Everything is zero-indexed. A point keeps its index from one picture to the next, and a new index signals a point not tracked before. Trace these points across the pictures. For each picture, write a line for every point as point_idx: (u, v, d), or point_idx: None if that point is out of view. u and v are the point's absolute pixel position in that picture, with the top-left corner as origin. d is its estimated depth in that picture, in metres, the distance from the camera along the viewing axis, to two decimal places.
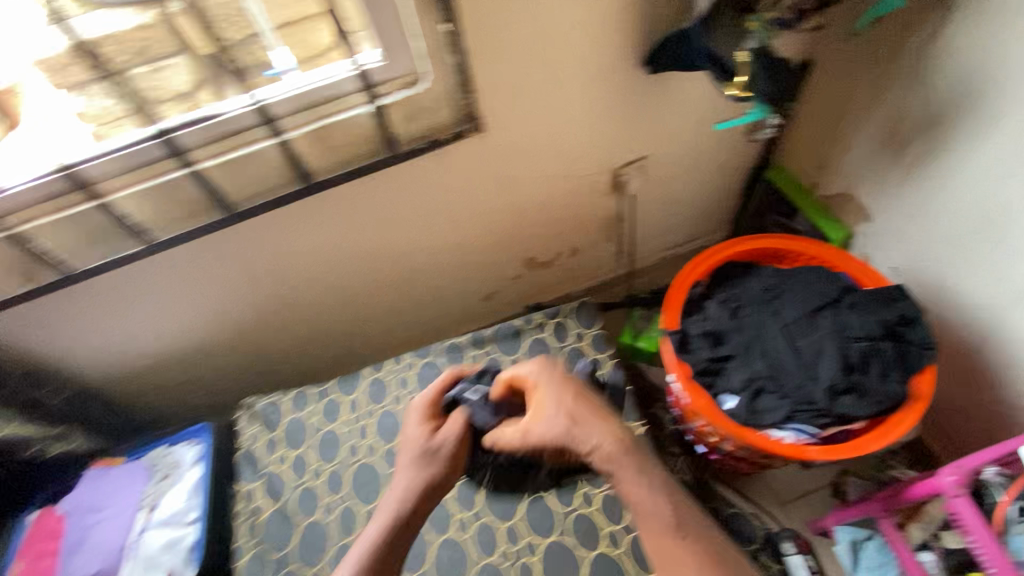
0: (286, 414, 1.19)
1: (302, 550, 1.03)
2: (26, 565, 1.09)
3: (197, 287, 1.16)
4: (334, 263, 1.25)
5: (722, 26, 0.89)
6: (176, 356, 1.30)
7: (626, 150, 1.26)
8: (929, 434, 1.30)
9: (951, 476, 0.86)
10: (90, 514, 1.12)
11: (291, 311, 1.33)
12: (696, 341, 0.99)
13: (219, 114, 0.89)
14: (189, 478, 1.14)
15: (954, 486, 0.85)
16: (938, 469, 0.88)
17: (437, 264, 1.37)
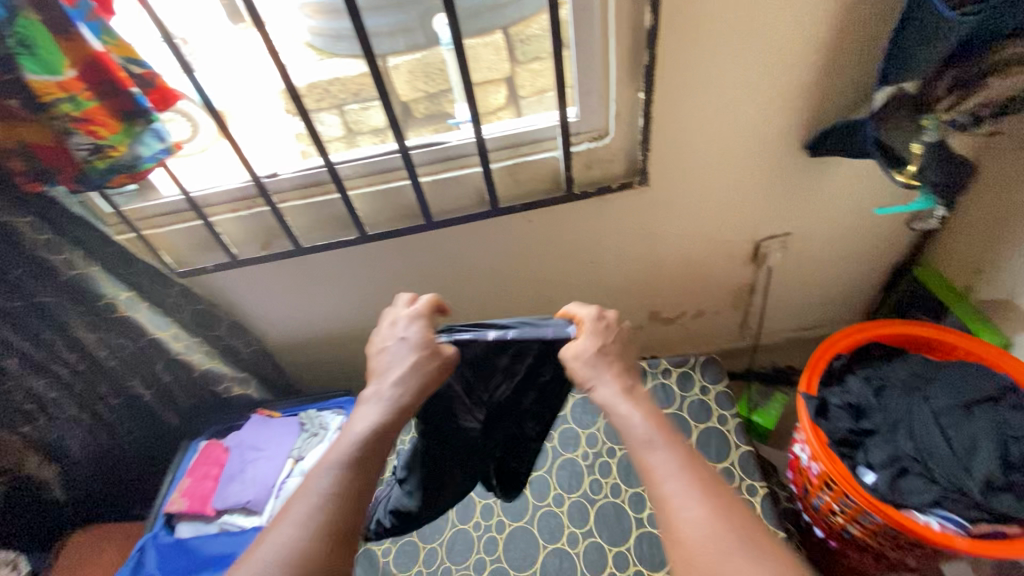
0: None
1: (422, 525, 1.12)
2: (192, 482, 1.28)
3: (376, 280, 1.38)
4: (487, 281, 1.42)
5: (896, 121, 0.97)
6: (338, 336, 1.52)
7: (772, 223, 1.34)
8: None
9: None
10: (250, 451, 1.31)
11: (438, 317, 1.51)
12: (835, 411, 1.00)
13: (446, 142, 1.12)
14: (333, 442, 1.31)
15: None
16: None
17: (570, 300, 1.50)
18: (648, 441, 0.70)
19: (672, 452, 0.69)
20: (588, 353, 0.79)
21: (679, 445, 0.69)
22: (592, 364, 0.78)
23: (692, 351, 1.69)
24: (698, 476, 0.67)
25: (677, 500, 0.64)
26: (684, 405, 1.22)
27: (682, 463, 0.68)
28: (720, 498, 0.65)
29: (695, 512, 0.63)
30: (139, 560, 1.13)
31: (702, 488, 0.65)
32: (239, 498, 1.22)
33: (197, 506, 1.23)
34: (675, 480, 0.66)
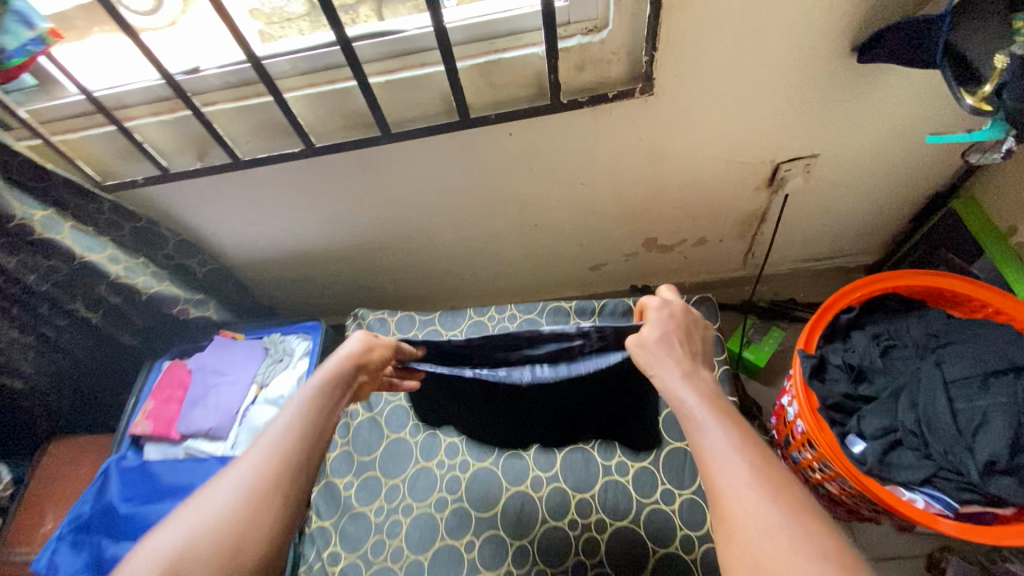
0: (390, 334, 1.24)
1: (386, 460, 1.09)
2: (156, 405, 1.24)
3: (336, 198, 1.22)
4: (462, 201, 1.25)
5: (980, 21, 0.74)
6: (305, 256, 1.41)
7: (797, 144, 1.14)
8: None
9: None
10: (213, 376, 1.26)
11: (411, 238, 1.37)
12: (833, 372, 0.89)
13: (399, 32, 0.89)
14: (298, 368, 1.25)
15: None
16: None
17: (557, 225, 1.35)
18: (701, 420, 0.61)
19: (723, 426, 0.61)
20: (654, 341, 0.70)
21: (736, 421, 0.61)
22: (658, 351, 0.69)
23: (688, 280, 1.57)
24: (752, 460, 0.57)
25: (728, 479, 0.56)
26: None
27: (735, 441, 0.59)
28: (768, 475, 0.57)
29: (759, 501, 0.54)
30: (103, 482, 1.14)
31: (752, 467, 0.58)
32: (202, 424, 1.20)
33: (163, 429, 1.21)
34: (730, 464, 0.57)
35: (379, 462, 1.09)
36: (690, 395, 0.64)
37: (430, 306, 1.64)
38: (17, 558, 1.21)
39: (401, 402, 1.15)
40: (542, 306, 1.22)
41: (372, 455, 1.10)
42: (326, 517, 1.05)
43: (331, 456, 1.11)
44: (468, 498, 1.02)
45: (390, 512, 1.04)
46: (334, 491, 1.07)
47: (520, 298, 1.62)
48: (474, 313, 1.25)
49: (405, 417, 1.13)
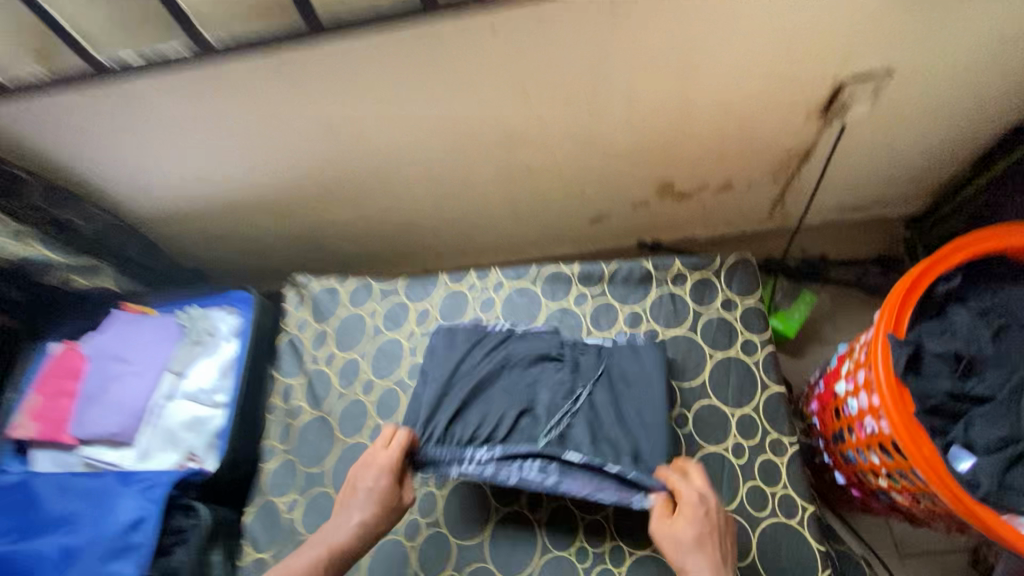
0: (341, 308, 0.97)
1: (339, 473, 0.85)
2: (44, 402, 0.97)
3: (259, 127, 0.91)
4: (430, 134, 0.96)
5: None
6: (228, 206, 1.10)
7: (867, 54, 0.87)
8: None
9: None
10: (115, 364, 0.98)
11: (366, 185, 1.07)
12: (932, 364, 0.68)
13: None
14: (223, 353, 0.98)
15: None
16: None
17: (551, 167, 1.07)
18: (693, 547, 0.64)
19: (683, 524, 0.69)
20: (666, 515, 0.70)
21: None
22: (685, 554, 0.65)
23: (703, 234, 1.32)
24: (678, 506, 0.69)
25: None
26: (700, 324, 0.88)
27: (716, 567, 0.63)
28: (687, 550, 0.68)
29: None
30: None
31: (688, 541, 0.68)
32: (100, 428, 0.92)
33: (51, 433, 0.94)
34: None
35: (330, 476, 0.85)
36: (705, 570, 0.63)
37: (394, 271, 1.36)
38: None
39: (358, 396, 0.90)
40: (535, 271, 0.96)
41: (320, 467, 0.86)
42: (264, 549, 0.81)
43: (268, 467, 0.87)
44: (446, 522, 0.79)
45: None
46: (272, 513, 0.83)
47: (502, 259, 1.34)
48: (448, 281, 0.98)
49: (363, 416, 0.88)
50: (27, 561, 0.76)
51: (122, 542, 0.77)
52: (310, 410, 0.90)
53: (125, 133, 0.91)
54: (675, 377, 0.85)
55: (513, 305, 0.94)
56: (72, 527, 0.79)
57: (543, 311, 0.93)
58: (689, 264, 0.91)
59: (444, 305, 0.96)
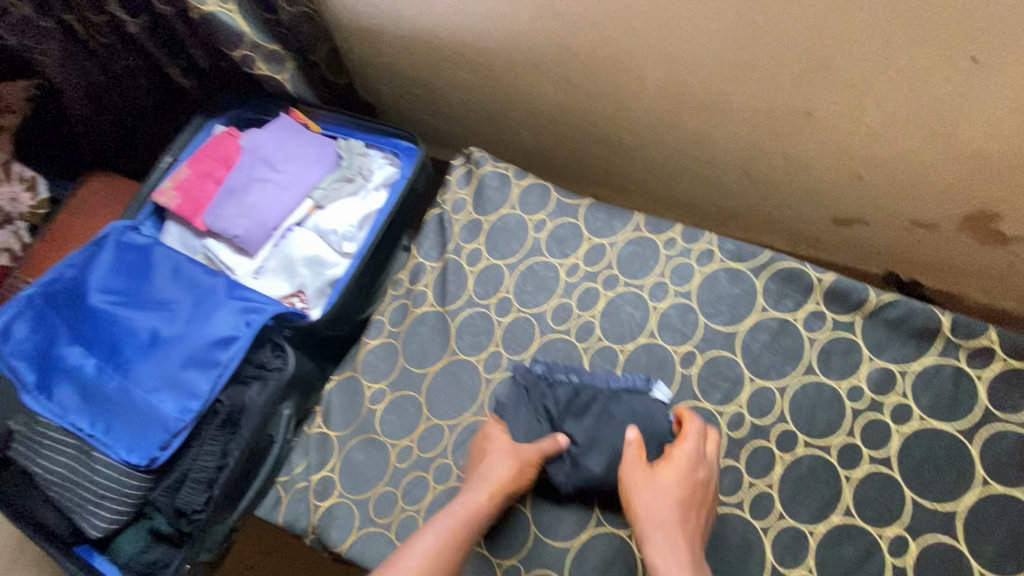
0: (505, 208, 0.79)
1: (438, 388, 0.71)
2: (191, 177, 0.92)
3: None
4: (707, 26, 0.70)
5: None
6: (424, 42, 0.93)
7: None
8: None
9: None
10: (263, 167, 0.89)
11: (588, 69, 0.84)
12: None
13: None
14: (367, 201, 0.85)
15: None
16: None
17: (841, 128, 0.76)
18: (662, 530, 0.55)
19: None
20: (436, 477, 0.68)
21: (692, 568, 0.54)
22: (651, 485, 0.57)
23: (984, 301, 0.93)
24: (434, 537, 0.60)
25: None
26: (988, 433, 0.58)
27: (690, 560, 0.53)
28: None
29: None
30: (94, 251, 0.80)
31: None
32: (229, 227, 0.85)
33: (188, 212, 0.90)
34: None
35: (428, 386, 0.71)
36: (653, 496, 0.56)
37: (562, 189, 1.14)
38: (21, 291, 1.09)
39: (488, 312, 0.74)
40: (764, 258, 0.69)
41: (421, 371, 0.72)
42: (334, 428, 0.71)
43: (371, 344, 0.75)
44: (533, 505, 0.64)
45: (417, 465, 0.68)
46: (354, 395, 0.73)
47: (693, 223, 1.07)
48: (642, 224, 0.74)
49: (486, 339, 0.72)
50: (122, 328, 0.71)
51: (206, 353, 0.69)
52: (434, 305, 0.76)
53: None
54: (914, 490, 0.58)
55: (717, 290, 0.69)
56: (168, 314, 0.72)
57: (755, 314, 0.67)
58: (1009, 343, 0.59)
59: (625, 253, 0.73)
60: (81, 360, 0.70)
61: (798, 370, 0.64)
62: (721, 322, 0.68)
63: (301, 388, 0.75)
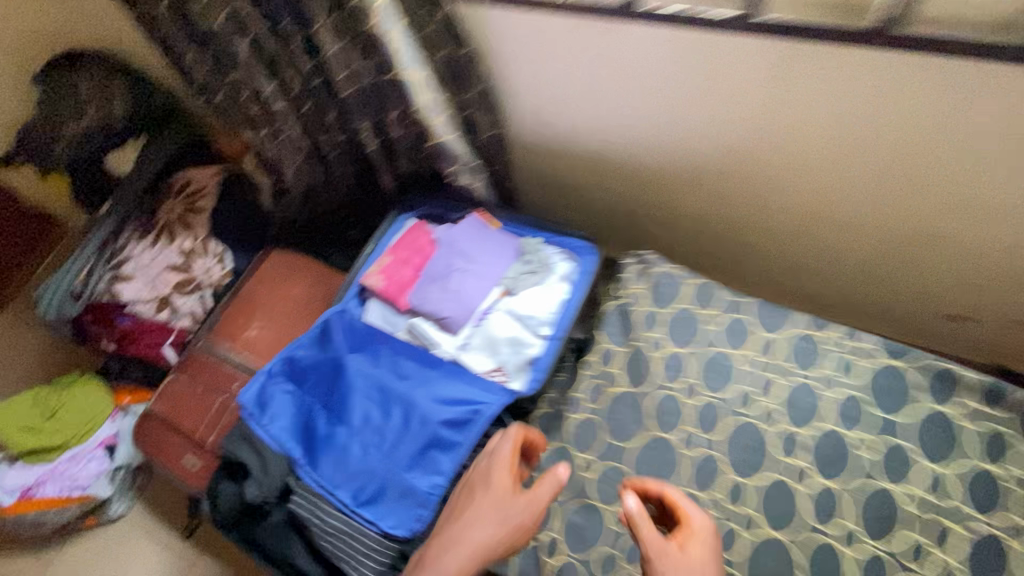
0: (681, 304, 0.94)
1: (641, 459, 0.85)
2: (392, 263, 1.08)
3: (708, 102, 0.89)
4: (860, 175, 0.89)
5: None
6: (592, 157, 1.11)
7: None
8: None
9: None
10: (459, 258, 1.05)
11: (746, 189, 1.00)
12: None
13: None
14: (555, 292, 1.01)
15: None
16: None
17: (977, 247, 0.90)
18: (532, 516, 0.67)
19: None
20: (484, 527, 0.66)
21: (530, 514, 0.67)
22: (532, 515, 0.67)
23: None
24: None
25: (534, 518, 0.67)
26: None
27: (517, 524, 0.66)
28: None
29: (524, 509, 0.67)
30: (332, 340, 0.92)
31: None
32: (437, 308, 1.00)
33: (393, 293, 1.05)
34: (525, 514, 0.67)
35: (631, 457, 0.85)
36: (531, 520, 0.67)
37: None
38: (221, 351, 1.22)
39: (677, 395, 0.87)
40: (924, 354, 0.82)
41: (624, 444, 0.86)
42: None
43: (573, 419, 0.90)
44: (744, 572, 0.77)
45: None
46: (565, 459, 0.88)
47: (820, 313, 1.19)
48: (811, 323, 0.88)
49: (680, 420, 0.85)
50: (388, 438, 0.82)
51: (447, 438, 0.81)
52: (625, 385, 0.90)
53: (574, 66, 0.95)
54: None
55: (885, 385, 0.81)
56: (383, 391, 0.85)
57: (917, 405, 0.79)
58: None
59: (799, 346, 0.87)
60: (378, 543, 0.78)
61: (962, 457, 0.75)
62: (893, 412, 0.80)
63: None
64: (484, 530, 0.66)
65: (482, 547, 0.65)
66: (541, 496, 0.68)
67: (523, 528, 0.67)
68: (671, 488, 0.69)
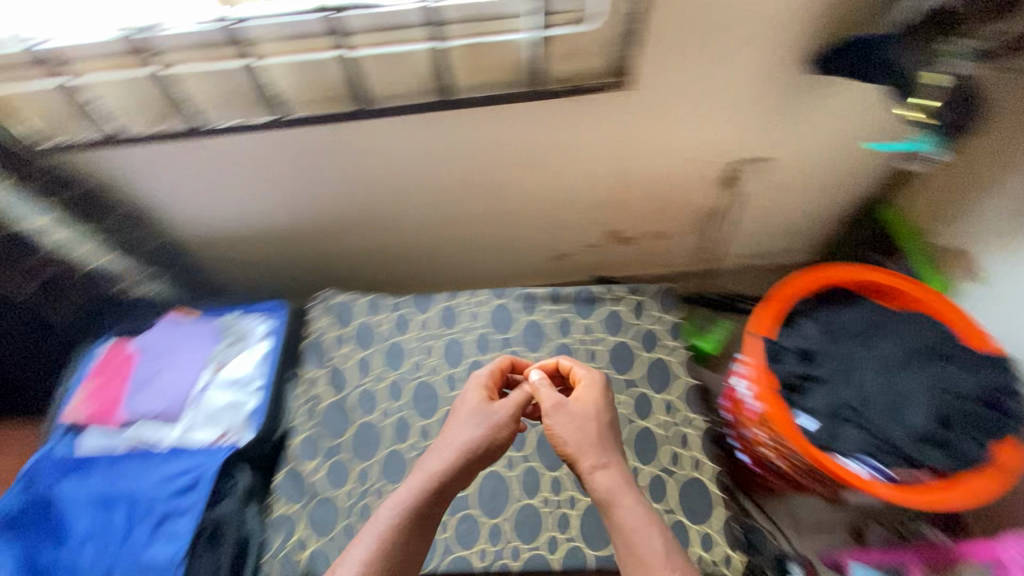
0: (358, 317, 1.23)
1: (356, 442, 1.11)
2: (96, 387, 1.12)
3: (310, 175, 1.18)
4: (438, 199, 1.25)
5: (917, 42, 0.85)
6: (259, 240, 1.33)
7: (754, 149, 1.22)
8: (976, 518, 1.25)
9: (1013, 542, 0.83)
10: (160, 359, 1.15)
11: (381, 226, 1.32)
12: (787, 354, 1.00)
13: (384, 6, 0.88)
14: (260, 350, 1.19)
15: None
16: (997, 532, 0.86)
17: (533, 214, 1.35)
18: (496, 412, 0.93)
19: (434, 511, 0.86)
20: (479, 432, 0.90)
21: (502, 417, 0.93)
22: (485, 413, 0.93)
23: (645, 275, 1.65)
24: (453, 465, 0.88)
25: (509, 411, 0.94)
26: (635, 335, 1.20)
27: (510, 422, 0.93)
28: (424, 528, 0.84)
29: (503, 415, 0.93)
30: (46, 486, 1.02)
31: (428, 518, 0.85)
32: (150, 407, 1.09)
33: (103, 413, 1.09)
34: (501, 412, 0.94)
35: (347, 445, 1.11)
36: (501, 416, 0.93)
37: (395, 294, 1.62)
38: None
39: (372, 385, 1.17)
40: (514, 291, 1.26)
41: (339, 439, 1.12)
42: (293, 501, 1.06)
43: (295, 442, 1.12)
44: None
45: (366, 492, 1.06)
46: (298, 477, 1.08)
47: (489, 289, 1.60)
48: (446, 297, 1.25)
49: (374, 403, 1.15)
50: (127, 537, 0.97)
51: (177, 508, 0.99)
52: (327, 396, 1.16)
53: (196, 176, 1.16)
54: (616, 367, 1.17)
55: (497, 318, 1.22)
56: (111, 503, 1.00)
57: (519, 321, 1.22)
58: (629, 289, 1.23)
59: (442, 315, 1.23)
60: None
61: (549, 343, 1.20)
62: (503, 328, 1.21)
63: (256, 494, 1.06)
64: (477, 434, 0.90)
65: (472, 443, 0.89)
66: (499, 403, 0.95)
67: (503, 426, 0.92)
68: (568, 363, 1.01)
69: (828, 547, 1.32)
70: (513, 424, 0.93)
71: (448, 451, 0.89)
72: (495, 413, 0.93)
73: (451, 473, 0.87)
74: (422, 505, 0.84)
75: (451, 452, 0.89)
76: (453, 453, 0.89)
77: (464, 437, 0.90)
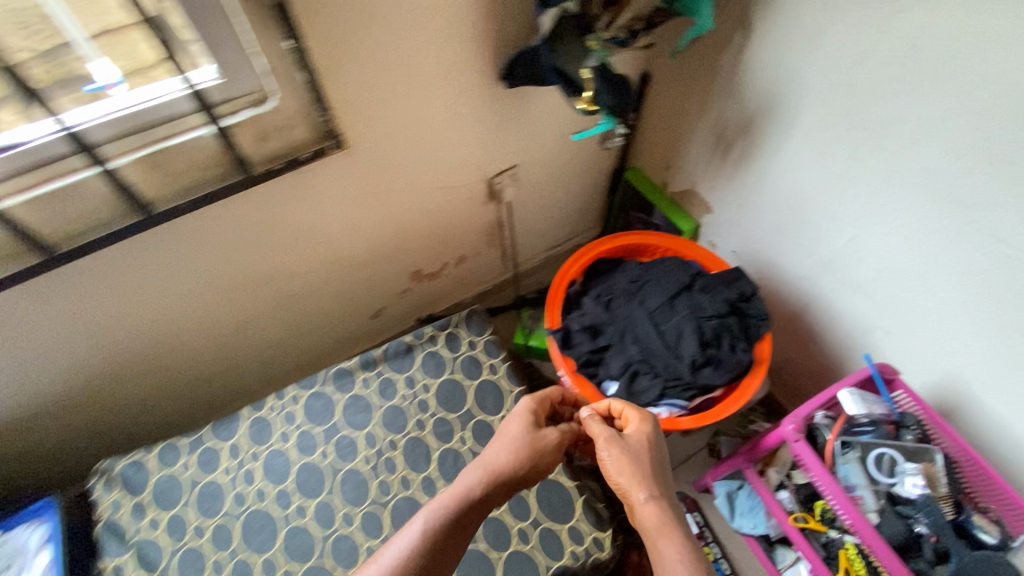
0: (154, 474, 1.09)
1: None
2: None
3: (28, 344, 1.00)
4: (203, 305, 1.18)
5: (566, 45, 0.96)
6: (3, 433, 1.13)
7: (497, 161, 1.32)
8: (786, 397, 1.46)
9: (791, 424, 0.94)
10: None
11: (153, 363, 1.22)
12: (577, 336, 1.08)
13: (20, 144, 0.78)
14: (36, 566, 0.98)
15: (794, 433, 0.93)
16: (781, 420, 0.96)
17: (318, 286, 1.33)
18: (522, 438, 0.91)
19: (460, 537, 0.81)
20: (509, 448, 0.89)
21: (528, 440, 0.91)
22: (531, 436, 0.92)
23: (464, 296, 1.70)
24: (482, 488, 0.85)
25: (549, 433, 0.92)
26: (457, 368, 1.19)
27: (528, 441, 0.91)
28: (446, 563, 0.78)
29: (528, 441, 0.91)
30: None
31: (453, 546, 0.80)
32: None
33: None
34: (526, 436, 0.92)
35: None
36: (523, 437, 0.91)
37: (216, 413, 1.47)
38: None
39: (194, 542, 1.02)
40: (324, 373, 1.19)
41: None
42: None
43: None
44: None
45: None
46: None
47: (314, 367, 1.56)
48: (250, 411, 1.15)
49: (201, 561, 1.00)
50: None
51: None
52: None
53: None
54: (449, 409, 1.14)
55: (313, 409, 1.14)
56: None
57: (338, 404, 1.15)
58: (436, 326, 1.21)
59: (252, 432, 1.13)
60: None
61: (376, 411, 1.14)
62: (325, 418, 1.13)
63: None
64: (508, 454, 0.88)
65: (496, 468, 0.87)
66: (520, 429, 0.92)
67: (537, 448, 0.90)
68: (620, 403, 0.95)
69: (695, 473, 1.47)
70: (544, 441, 0.91)
71: (478, 473, 0.87)
72: (525, 439, 0.91)
73: (479, 488, 0.85)
74: (445, 532, 0.79)
75: (479, 474, 0.86)
76: (482, 472, 0.87)
77: (496, 456, 0.89)
